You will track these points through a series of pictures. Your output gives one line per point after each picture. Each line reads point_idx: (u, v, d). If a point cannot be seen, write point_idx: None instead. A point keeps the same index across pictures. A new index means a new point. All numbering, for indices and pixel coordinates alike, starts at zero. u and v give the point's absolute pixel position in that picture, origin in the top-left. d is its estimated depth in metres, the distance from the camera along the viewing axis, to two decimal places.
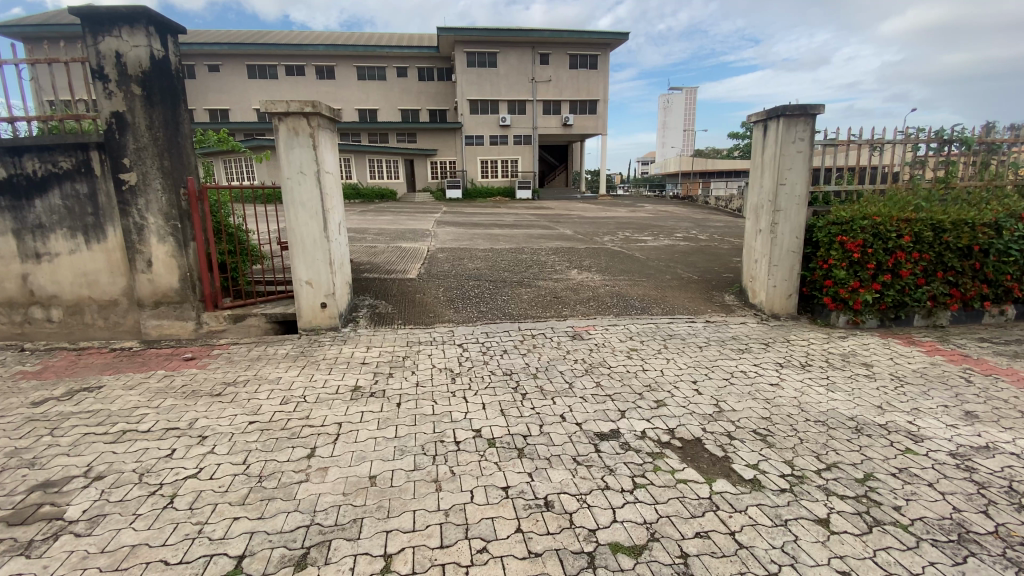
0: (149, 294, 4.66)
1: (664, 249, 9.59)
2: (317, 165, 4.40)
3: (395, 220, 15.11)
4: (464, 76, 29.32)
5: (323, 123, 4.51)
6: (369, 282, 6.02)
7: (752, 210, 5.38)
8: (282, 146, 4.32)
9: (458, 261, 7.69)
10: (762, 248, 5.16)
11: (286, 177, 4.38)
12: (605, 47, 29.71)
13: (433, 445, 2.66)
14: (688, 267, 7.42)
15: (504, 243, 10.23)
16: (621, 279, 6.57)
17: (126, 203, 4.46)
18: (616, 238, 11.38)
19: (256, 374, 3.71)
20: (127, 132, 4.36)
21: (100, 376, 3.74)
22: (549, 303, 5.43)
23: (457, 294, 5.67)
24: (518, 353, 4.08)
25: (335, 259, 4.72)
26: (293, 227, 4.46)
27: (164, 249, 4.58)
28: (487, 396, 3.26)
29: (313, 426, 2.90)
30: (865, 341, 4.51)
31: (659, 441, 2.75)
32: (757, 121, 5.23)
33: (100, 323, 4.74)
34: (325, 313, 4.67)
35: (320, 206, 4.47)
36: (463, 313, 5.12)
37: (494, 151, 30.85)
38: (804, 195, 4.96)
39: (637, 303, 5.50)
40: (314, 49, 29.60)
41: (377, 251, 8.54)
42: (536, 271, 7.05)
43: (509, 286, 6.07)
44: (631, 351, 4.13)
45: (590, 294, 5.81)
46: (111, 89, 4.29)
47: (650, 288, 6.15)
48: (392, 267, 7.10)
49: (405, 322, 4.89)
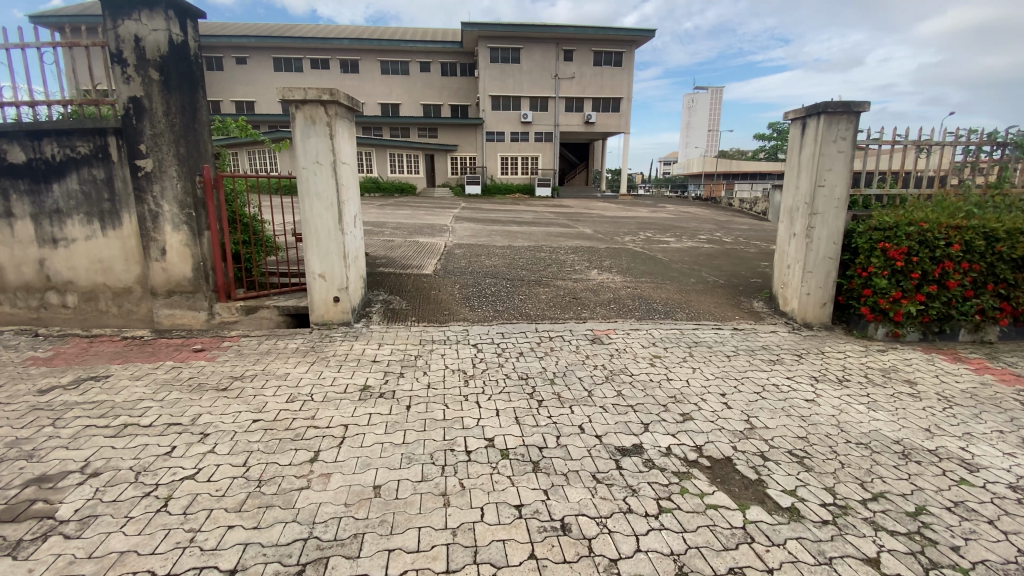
0: (162, 283, 4.59)
1: (687, 251, 9.30)
2: (333, 155, 4.27)
3: (413, 215, 15.01)
4: (487, 72, 29.16)
5: (341, 112, 4.37)
6: (383, 277, 5.89)
7: (787, 213, 5.10)
8: (299, 135, 4.20)
9: (475, 258, 7.53)
10: (797, 253, 4.89)
11: (301, 167, 4.26)
12: (631, 44, 29.27)
13: (443, 454, 2.50)
14: (713, 271, 7.13)
15: (522, 241, 10.04)
16: (643, 281, 6.33)
17: (142, 189, 4.39)
18: (637, 239, 11.06)
19: (265, 368, 3.59)
20: (145, 118, 4.29)
21: (108, 365, 3.67)
22: (568, 304, 5.24)
23: (472, 292, 5.51)
24: (534, 357, 3.90)
25: (350, 252, 4.58)
26: (307, 219, 4.34)
27: (179, 237, 4.50)
28: (501, 402, 3.09)
29: (318, 428, 2.76)
30: (907, 356, 4.22)
31: (686, 460, 2.56)
32: (794, 119, 4.96)
33: (114, 310, 4.69)
34: (337, 307, 4.54)
35: (335, 198, 4.34)
36: (478, 312, 4.96)
37: (514, 147, 30.66)
38: (844, 198, 4.67)
39: (660, 307, 5.27)
40: (339, 42, 29.74)
41: (393, 246, 8.44)
42: (555, 271, 6.84)
43: (526, 285, 5.89)
44: (655, 358, 3.91)
45: (611, 296, 5.59)
46: (129, 74, 4.22)
47: (674, 291, 5.91)
48: (407, 262, 6.96)
49: (419, 319, 4.74)
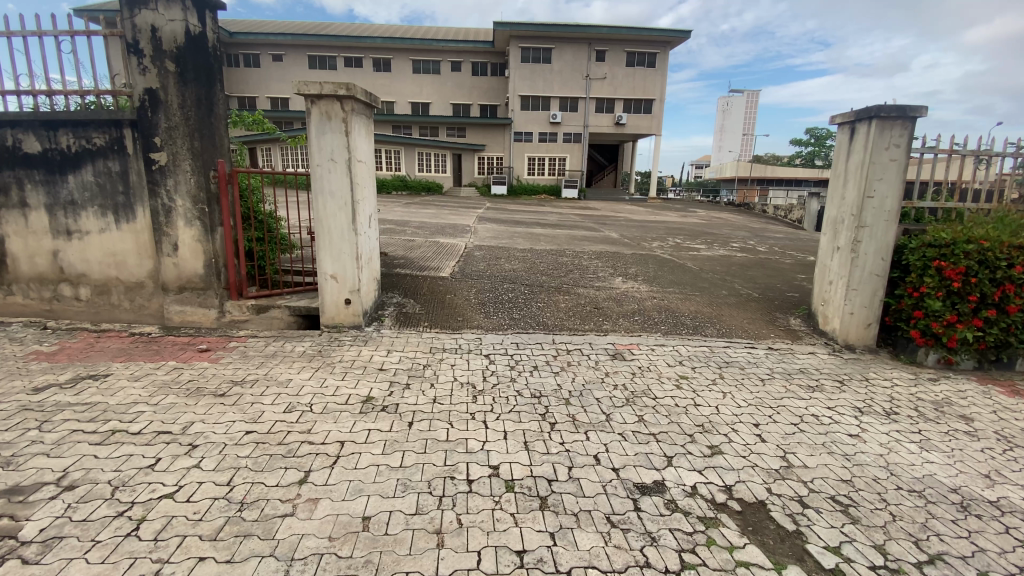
0: (174, 279, 4.50)
1: (718, 260, 8.90)
2: (348, 153, 4.10)
3: (438, 214, 14.90)
4: (517, 72, 28.97)
5: (358, 107, 4.21)
6: (399, 279, 5.71)
7: (831, 224, 4.75)
8: (314, 132, 4.05)
9: (496, 261, 7.32)
10: (839, 268, 4.55)
11: (316, 165, 4.11)
12: (664, 45, 28.63)
13: (442, 482, 2.27)
14: (746, 283, 6.75)
15: (544, 244, 9.78)
16: (670, 292, 6.01)
17: (155, 183, 4.30)
18: (666, 245, 10.68)
19: (266, 373, 3.43)
20: (160, 110, 4.21)
21: (110, 363, 3.58)
22: (589, 314, 4.98)
23: (489, 298, 5.29)
24: (549, 371, 3.65)
25: (363, 254, 4.40)
26: (320, 218, 4.18)
27: (191, 233, 4.40)
28: (510, 423, 2.85)
29: (312, 444, 2.57)
30: (962, 387, 3.81)
31: (713, 502, 2.29)
32: (843, 123, 4.61)
33: (126, 305, 4.63)
34: (348, 309, 4.36)
35: (349, 197, 4.16)
36: (493, 319, 4.73)
37: (542, 148, 30.39)
38: (895, 210, 4.30)
39: (687, 321, 4.96)
40: (372, 41, 30.00)
41: (414, 246, 8.29)
42: (578, 277, 6.57)
43: (546, 293, 5.63)
44: (681, 380, 3.62)
45: (635, 307, 5.30)
46: (146, 65, 4.15)
47: (703, 304, 5.57)
48: (426, 263, 6.78)
49: (431, 325, 4.54)
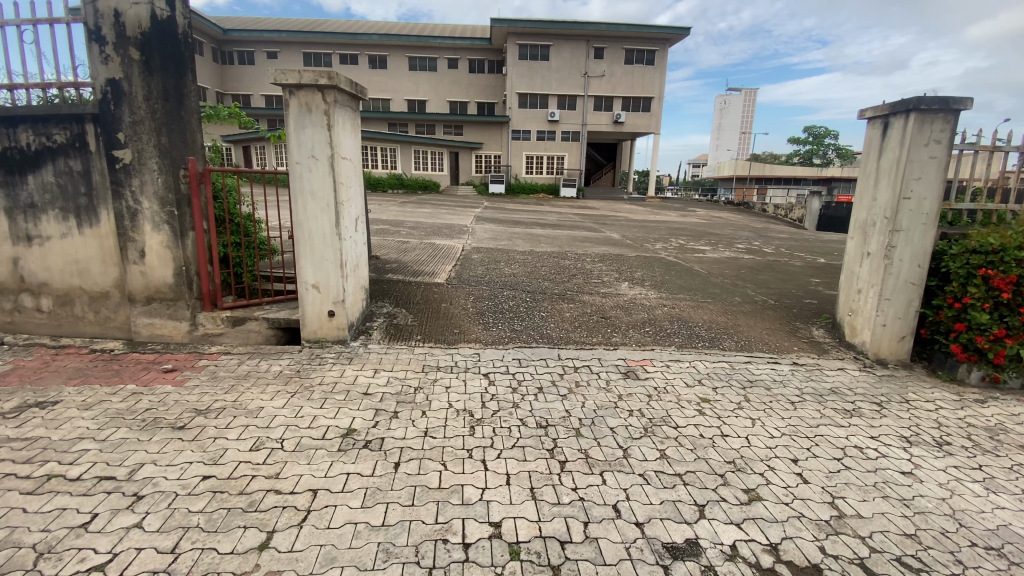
0: (140, 289, 4.05)
1: (725, 263, 8.54)
2: (331, 149, 3.68)
3: (434, 214, 14.48)
4: (515, 69, 28.52)
5: (342, 99, 3.80)
6: (390, 286, 5.31)
7: (860, 228, 4.39)
8: (292, 125, 3.64)
9: (494, 265, 6.92)
10: (869, 276, 4.22)
11: (295, 162, 3.70)
12: (664, 42, 28.23)
13: (433, 548, 1.88)
14: (759, 289, 6.36)
15: (545, 245, 9.39)
16: (682, 299, 5.62)
17: (119, 183, 3.87)
18: (669, 246, 10.31)
19: (236, 400, 3.02)
20: (123, 103, 3.78)
21: (62, 387, 3.17)
22: (596, 325, 4.58)
23: (488, 307, 4.89)
24: (556, 394, 3.26)
25: (348, 261, 3.99)
26: (301, 222, 3.77)
27: (159, 238, 3.96)
28: (514, 462, 2.46)
29: (279, 493, 2.18)
30: (1014, 410, 3.47)
31: (758, 567, 1.91)
32: (875, 117, 4.27)
33: (90, 317, 4.20)
34: (332, 322, 3.95)
35: (332, 198, 3.75)
36: (493, 332, 4.33)
37: (540, 146, 30.00)
38: (933, 213, 3.96)
39: (704, 333, 4.57)
40: (367, 38, 29.57)
41: (408, 248, 7.88)
42: (581, 283, 6.17)
43: (549, 300, 5.23)
44: (703, 404, 3.23)
45: (645, 316, 4.91)
46: (108, 53, 3.73)
47: (718, 313, 5.19)
48: (420, 268, 6.37)
49: (424, 338, 4.14)
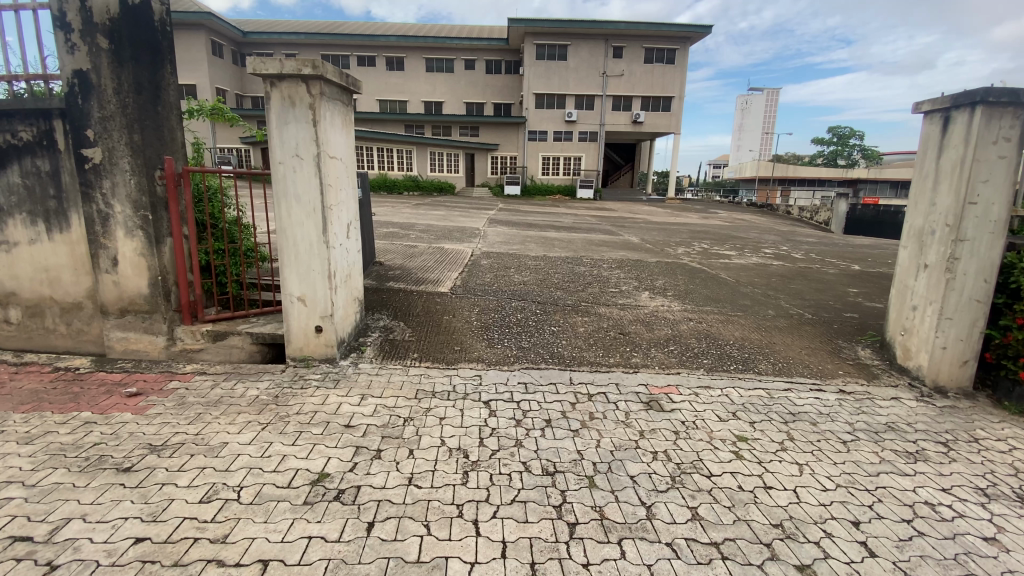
0: (113, 300, 3.71)
1: (753, 270, 7.98)
2: (317, 147, 3.26)
3: (447, 216, 14.14)
4: (532, 69, 28.08)
5: (331, 91, 3.37)
6: (390, 296, 4.90)
7: (913, 237, 3.85)
8: (274, 121, 3.24)
9: (504, 272, 6.50)
10: (925, 291, 3.68)
11: (277, 162, 3.29)
12: (685, 40, 27.49)
13: None
14: (793, 301, 5.83)
15: (559, 250, 8.94)
16: (709, 312, 5.13)
17: (89, 184, 3.53)
18: (692, 251, 9.78)
19: (198, 435, 2.65)
20: (92, 96, 3.45)
21: (9, 415, 2.83)
22: (614, 342, 4.13)
23: (494, 321, 4.46)
24: (566, 430, 2.82)
25: (338, 271, 3.57)
26: (284, 228, 3.37)
27: (133, 245, 3.61)
28: (512, 526, 2.02)
29: (221, 565, 1.78)
30: None
31: None
32: (933, 111, 3.70)
33: (62, 329, 3.88)
34: (319, 339, 3.52)
35: (318, 202, 3.33)
36: (498, 349, 3.90)
37: (557, 147, 29.53)
38: (1003, 221, 3.42)
39: (735, 354, 4.08)
40: (384, 39, 29.46)
41: (416, 253, 7.50)
42: (598, 292, 5.72)
43: (561, 313, 4.78)
44: (740, 445, 2.76)
45: (668, 332, 4.44)
46: (74, 42, 3.39)
47: (750, 329, 4.70)
48: (425, 275, 5.98)
49: (421, 356, 3.69)
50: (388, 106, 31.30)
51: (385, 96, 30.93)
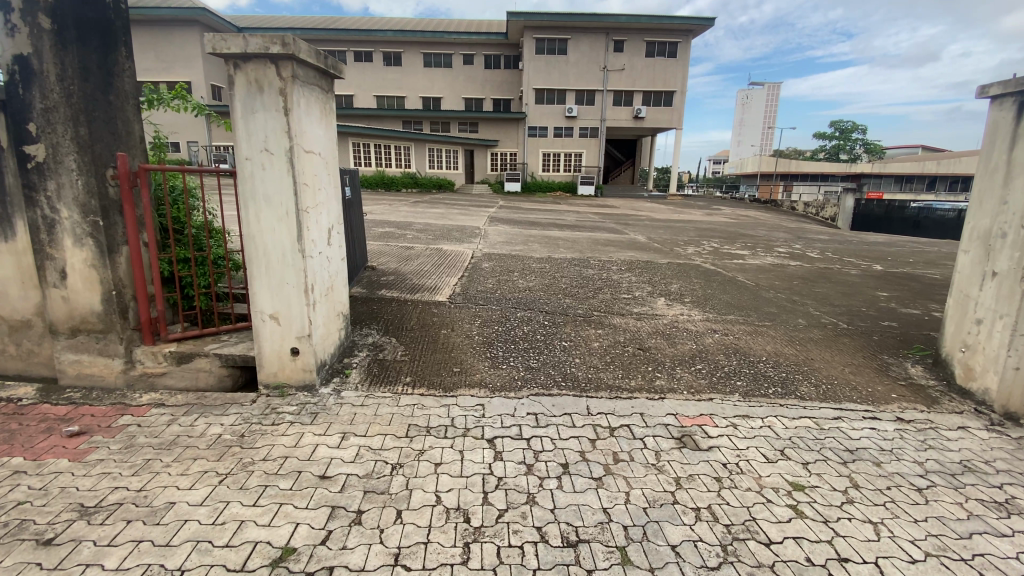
0: (63, 318, 3.18)
1: (771, 271, 7.51)
2: (289, 140, 2.77)
3: (445, 215, 13.66)
4: (532, 63, 27.51)
5: (306, 75, 2.88)
6: (381, 307, 4.42)
7: (978, 239, 3.37)
8: (239, 109, 2.75)
9: (508, 276, 6.03)
10: (994, 302, 3.20)
11: (243, 158, 2.80)
12: (688, 33, 26.92)
13: None
14: (823, 307, 5.36)
15: (564, 251, 8.45)
16: (735, 322, 4.65)
17: (32, 187, 3.02)
18: (703, 251, 9.31)
19: (143, 492, 2.16)
20: (34, 85, 2.93)
21: None
22: (634, 361, 3.66)
23: (498, 335, 3.99)
24: (587, 479, 2.35)
25: (318, 285, 3.09)
26: (253, 236, 2.89)
27: (82, 256, 3.08)
28: None
29: None
30: None
31: None
32: (1003, 95, 3.23)
33: (11, 351, 3.40)
34: (296, 363, 3.05)
35: (291, 205, 2.85)
36: (502, 370, 3.43)
37: (558, 143, 28.96)
38: None
39: (772, 374, 3.60)
40: (381, 34, 28.92)
41: (413, 256, 7.03)
42: (610, 299, 5.25)
43: (572, 324, 4.31)
44: (797, 499, 2.29)
45: (693, 347, 3.97)
46: (13, 21, 2.86)
47: (783, 342, 4.22)
48: (422, 280, 5.51)
49: (414, 382, 3.20)
50: (386, 102, 30.74)
51: (383, 92, 30.37)
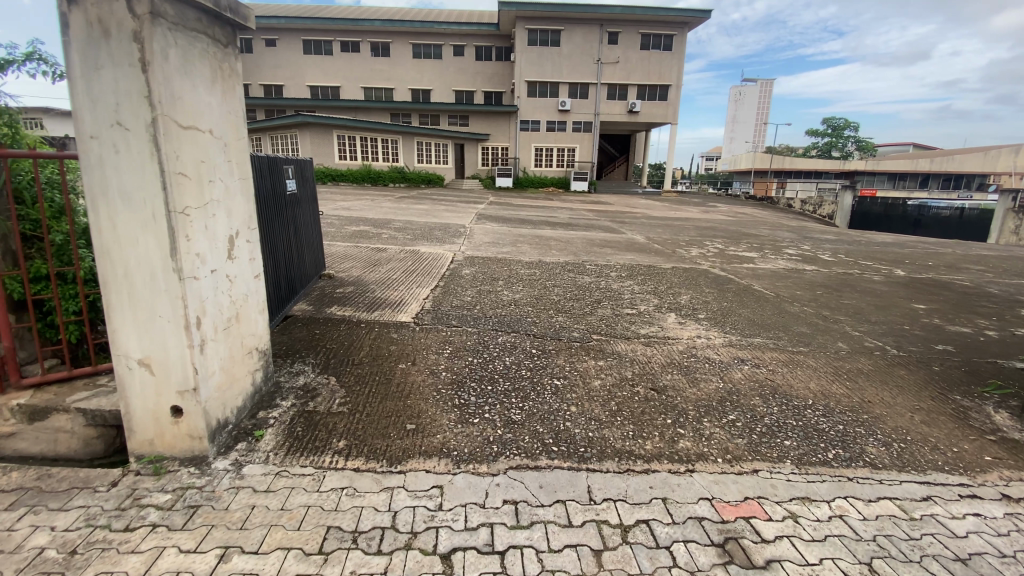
0: None
1: (789, 278, 6.70)
2: (151, 109, 1.87)
3: (431, 212, 12.70)
4: (525, 55, 26.52)
5: (179, 15, 1.98)
6: (325, 331, 3.52)
7: None
8: (74, 62, 1.85)
9: (491, 286, 5.15)
10: None
11: (88, 136, 1.91)
12: (684, 25, 26.05)
13: None
14: (860, 326, 4.53)
15: (557, 253, 7.58)
16: (765, 348, 3.80)
17: None
18: (709, 253, 8.49)
19: None
20: None
21: None
22: (647, 410, 2.80)
23: (471, 371, 3.12)
24: None
25: (210, 317, 2.20)
26: (109, 249, 2.00)
27: None
28: None
29: None
30: None
31: None
32: None
33: None
34: (178, 427, 2.17)
35: (160, 205, 1.95)
36: (472, 425, 2.56)
37: (551, 138, 28.03)
38: None
39: (825, 427, 2.77)
40: (368, 24, 27.77)
41: (383, 260, 6.13)
42: (611, 316, 4.39)
43: (565, 354, 3.45)
44: None
45: (719, 386, 3.12)
46: None
47: (828, 377, 3.39)
48: (387, 293, 4.61)
49: (348, 448, 2.33)
50: (373, 94, 29.57)
51: (370, 83, 29.21)
